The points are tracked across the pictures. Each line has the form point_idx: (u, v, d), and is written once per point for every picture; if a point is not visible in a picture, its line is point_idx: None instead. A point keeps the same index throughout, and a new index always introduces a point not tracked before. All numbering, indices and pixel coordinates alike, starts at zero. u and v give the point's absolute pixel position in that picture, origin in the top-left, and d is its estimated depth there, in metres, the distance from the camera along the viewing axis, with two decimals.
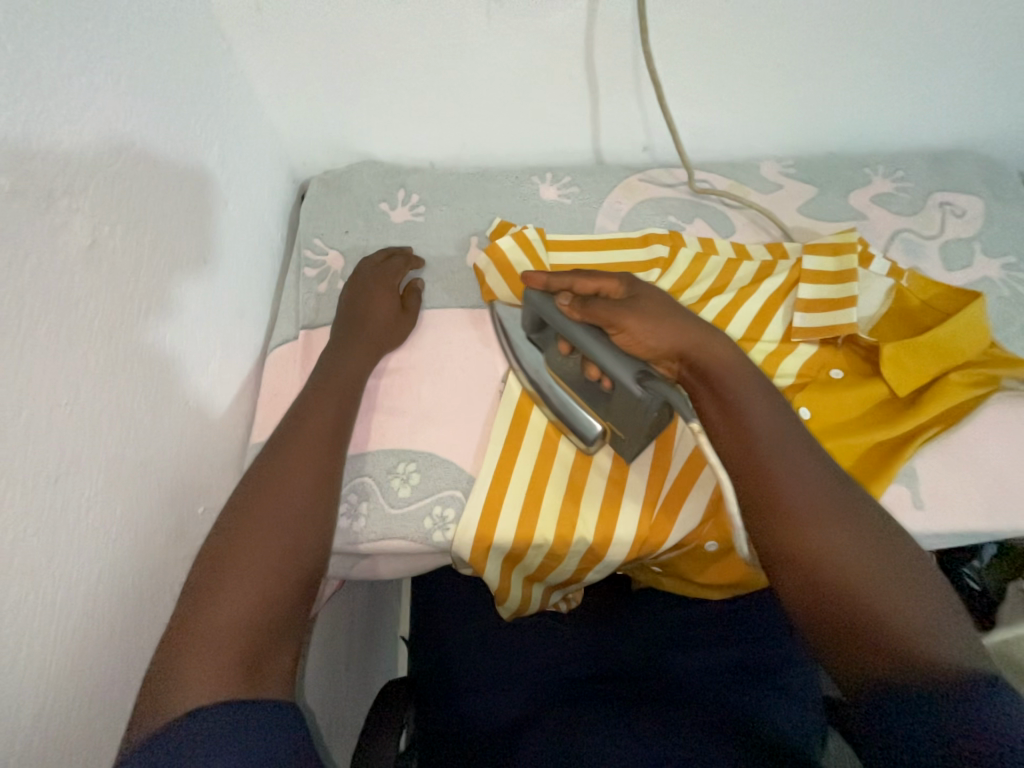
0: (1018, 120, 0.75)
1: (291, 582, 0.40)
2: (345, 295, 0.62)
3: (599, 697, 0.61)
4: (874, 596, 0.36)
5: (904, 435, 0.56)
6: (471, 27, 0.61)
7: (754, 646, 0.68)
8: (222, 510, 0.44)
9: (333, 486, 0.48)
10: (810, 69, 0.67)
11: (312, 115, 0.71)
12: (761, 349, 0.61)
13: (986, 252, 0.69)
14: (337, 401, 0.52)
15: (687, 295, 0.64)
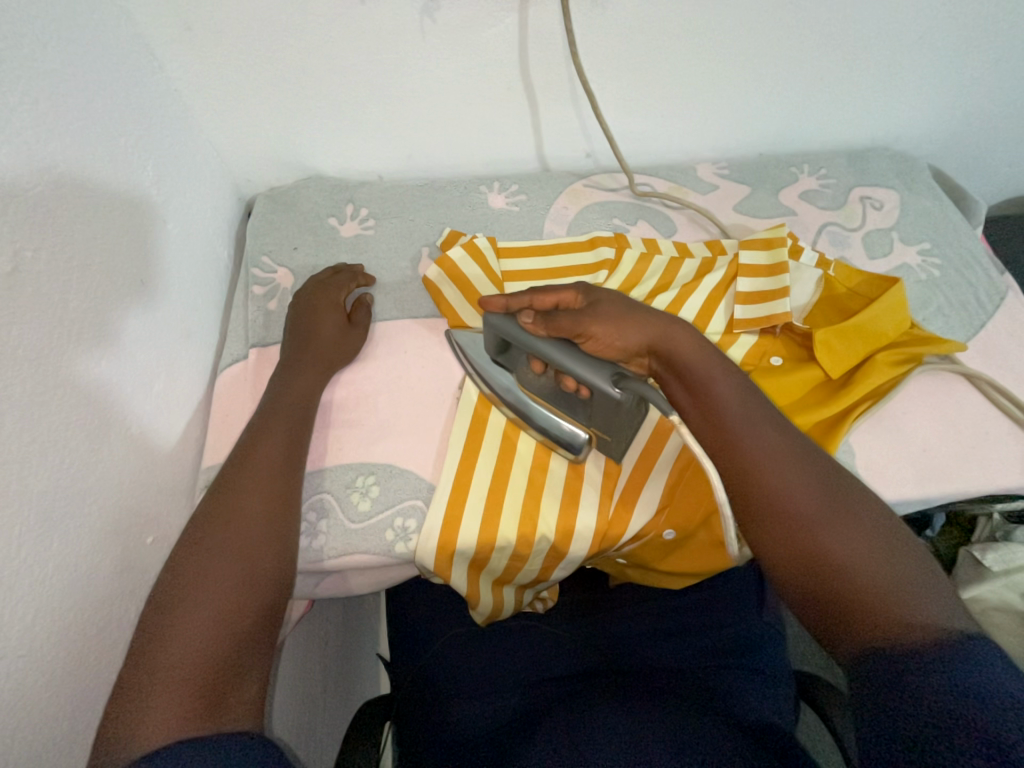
0: (924, 118, 0.81)
1: (255, 603, 0.40)
2: (293, 313, 0.61)
3: (576, 696, 0.62)
4: (858, 570, 0.37)
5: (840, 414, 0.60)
6: (408, 41, 0.62)
7: (724, 630, 0.70)
8: (175, 545, 0.42)
9: (292, 505, 0.48)
10: (734, 77, 0.71)
11: (252, 132, 0.70)
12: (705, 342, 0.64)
13: (904, 240, 0.74)
14: (289, 422, 0.52)
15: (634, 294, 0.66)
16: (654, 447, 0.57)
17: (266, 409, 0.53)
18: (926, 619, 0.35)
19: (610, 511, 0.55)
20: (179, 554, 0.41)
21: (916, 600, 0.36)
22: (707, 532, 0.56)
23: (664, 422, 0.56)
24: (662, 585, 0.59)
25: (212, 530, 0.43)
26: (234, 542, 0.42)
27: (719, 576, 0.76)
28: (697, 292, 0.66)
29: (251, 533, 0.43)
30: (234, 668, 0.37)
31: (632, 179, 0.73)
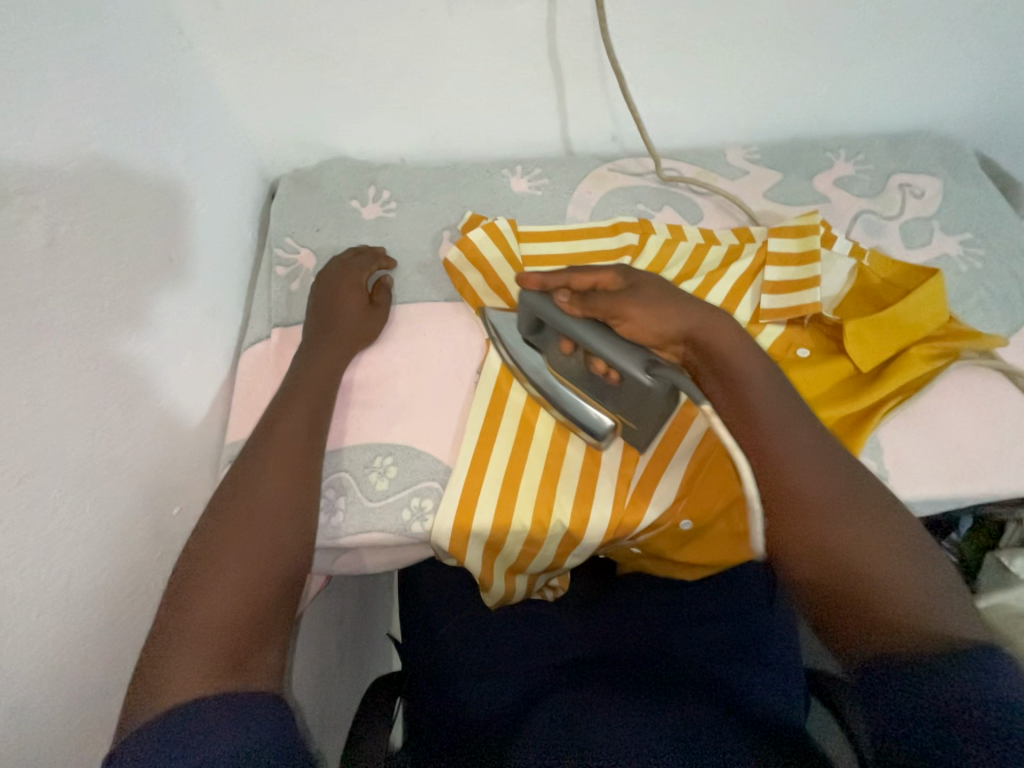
0: (972, 100, 0.77)
1: (279, 571, 0.41)
2: (315, 293, 0.62)
3: (585, 682, 0.62)
4: (878, 574, 0.37)
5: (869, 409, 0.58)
6: (433, 18, 0.61)
7: (738, 622, 0.69)
8: (202, 515, 0.43)
9: (314, 479, 0.48)
10: (771, 55, 0.68)
11: (277, 112, 0.70)
12: None
13: (945, 229, 0.71)
14: (312, 399, 0.53)
15: None
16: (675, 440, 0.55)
17: (290, 386, 0.54)
18: (947, 629, 0.34)
19: (626, 499, 0.54)
20: (210, 520, 0.43)
21: (938, 606, 0.35)
22: (725, 525, 0.55)
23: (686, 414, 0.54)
24: (678, 577, 0.58)
25: (240, 500, 0.44)
26: (259, 511, 0.43)
27: (735, 569, 0.74)
28: (723, 280, 0.64)
29: (274, 502, 0.44)
30: (257, 631, 0.38)
31: (660, 163, 0.71)
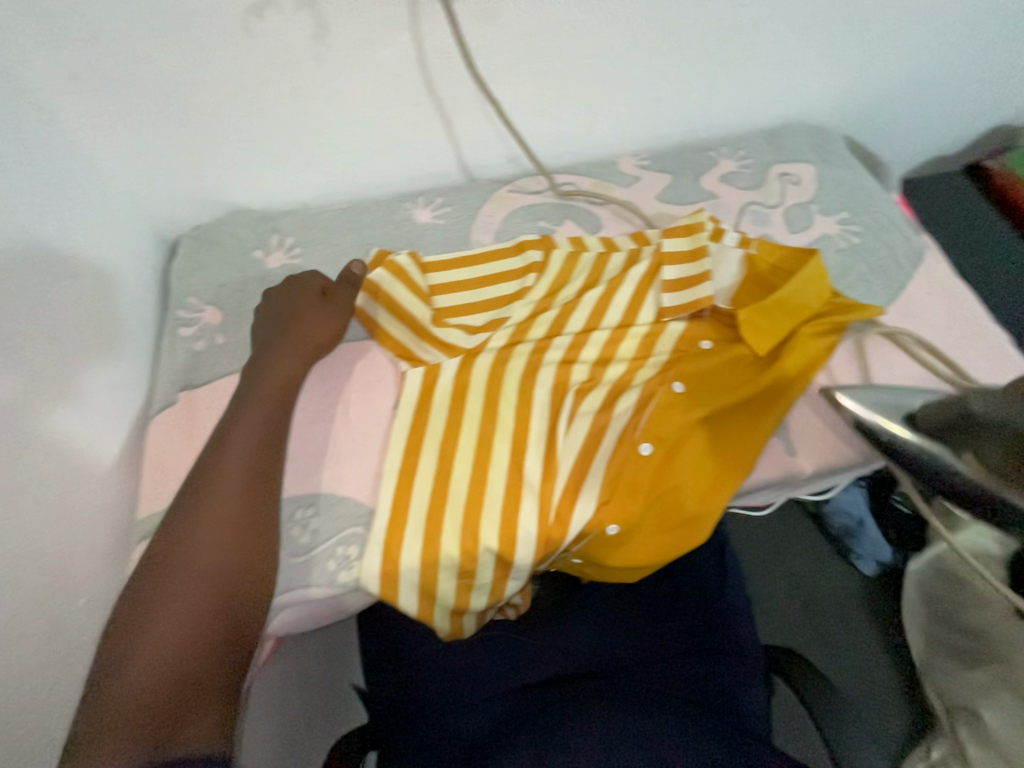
0: (833, 93, 0.83)
1: (232, 609, 0.42)
2: (265, 308, 0.63)
3: (561, 699, 0.63)
4: None
5: (774, 390, 0.60)
6: (306, 70, 0.61)
7: (697, 615, 0.75)
8: (154, 544, 0.45)
9: (266, 512, 0.48)
10: (644, 71, 0.72)
11: (164, 172, 0.68)
12: (635, 333, 0.64)
13: (823, 211, 0.76)
14: (258, 429, 0.52)
15: (563, 294, 0.66)
16: (591, 449, 0.58)
17: (233, 416, 0.53)
18: None
19: (549, 515, 0.54)
20: (153, 574, 0.43)
21: None
22: (651, 523, 0.56)
23: (598, 421, 0.59)
24: (619, 581, 0.58)
25: (181, 549, 0.44)
26: (200, 561, 0.44)
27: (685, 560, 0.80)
28: (625, 285, 0.66)
29: (216, 547, 0.44)
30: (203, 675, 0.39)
31: (552, 180, 0.74)
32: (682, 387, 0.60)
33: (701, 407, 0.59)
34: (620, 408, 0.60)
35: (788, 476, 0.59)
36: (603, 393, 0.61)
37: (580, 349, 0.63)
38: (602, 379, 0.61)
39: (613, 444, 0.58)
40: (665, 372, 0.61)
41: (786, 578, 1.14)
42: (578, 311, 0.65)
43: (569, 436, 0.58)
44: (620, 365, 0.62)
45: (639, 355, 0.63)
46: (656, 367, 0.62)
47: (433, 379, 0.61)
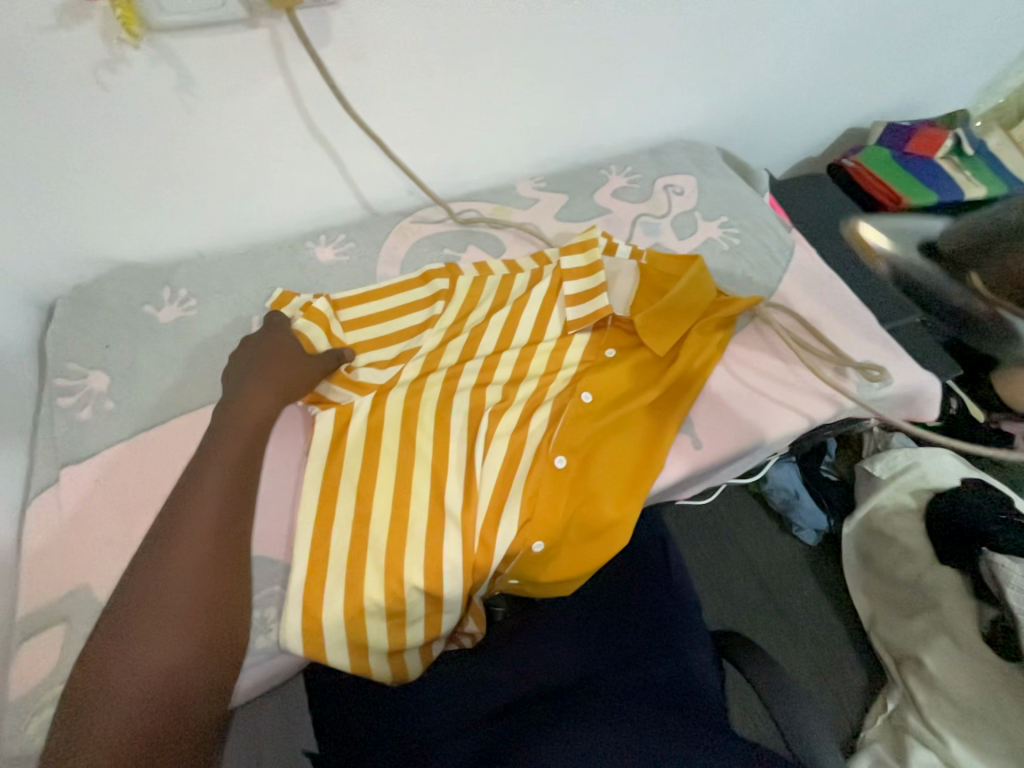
0: (703, 110, 0.91)
1: (200, 666, 0.41)
2: (241, 349, 0.61)
3: (530, 711, 0.62)
4: None
5: (677, 388, 0.64)
6: (174, 120, 0.59)
7: (652, 610, 0.77)
8: (120, 591, 0.43)
9: (239, 564, 0.47)
10: (525, 100, 0.75)
11: (28, 237, 0.63)
12: (544, 350, 0.66)
13: (706, 217, 0.82)
14: (230, 474, 0.50)
15: (472, 318, 0.67)
16: (510, 468, 0.58)
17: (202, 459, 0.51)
18: None
19: (473, 541, 0.54)
20: (118, 630, 0.41)
21: None
22: (574, 534, 0.57)
23: (514, 441, 0.60)
24: (554, 595, 0.58)
25: (148, 605, 0.42)
26: (168, 619, 0.41)
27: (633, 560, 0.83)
28: (529, 304, 0.68)
29: (187, 603, 0.42)
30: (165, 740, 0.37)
31: (450, 208, 0.75)
32: (590, 397, 0.63)
33: (610, 414, 0.62)
34: (535, 424, 0.61)
35: (698, 468, 0.62)
36: (517, 411, 0.62)
37: (491, 371, 0.64)
38: (515, 398, 0.62)
39: (530, 460, 0.59)
40: (574, 384, 0.64)
41: (742, 562, 1.17)
42: (486, 334, 0.66)
43: (487, 459, 0.58)
44: (531, 382, 0.64)
45: (548, 370, 0.65)
46: (566, 380, 0.64)
47: (344, 420, 0.60)
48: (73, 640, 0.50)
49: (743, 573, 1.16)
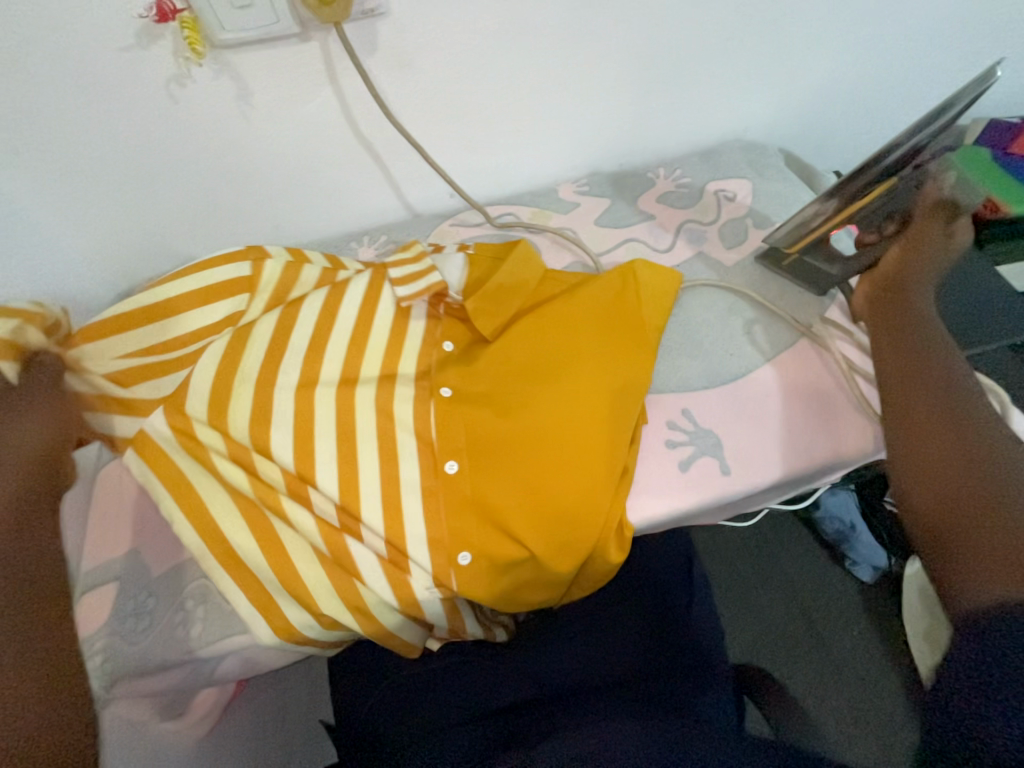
0: (767, 108, 0.85)
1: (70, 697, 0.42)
2: None
3: (532, 723, 0.63)
4: (987, 520, 0.40)
5: (557, 386, 0.60)
6: (235, 126, 0.63)
7: (666, 624, 0.74)
8: None
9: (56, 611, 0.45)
10: (571, 103, 0.74)
11: (112, 232, 0.70)
12: (377, 344, 0.65)
13: (758, 226, 0.78)
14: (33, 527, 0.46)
15: (287, 326, 0.64)
16: (394, 475, 0.59)
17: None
18: None
19: (408, 558, 0.56)
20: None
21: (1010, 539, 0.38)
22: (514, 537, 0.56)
23: (387, 450, 0.60)
24: (531, 597, 0.59)
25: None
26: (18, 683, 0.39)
27: (652, 570, 0.81)
28: (346, 294, 0.66)
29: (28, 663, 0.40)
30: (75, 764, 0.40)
31: (488, 213, 0.76)
32: (450, 392, 0.62)
33: (486, 413, 0.60)
34: (403, 431, 0.61)
35: (723, 495, 0.60)
36: (371, 419, 0.61)
37: (322, 379, 0.63)
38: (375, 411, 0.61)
39: (423, 470, 0.59)
40: (430, 382, 0.64)
41: (784, 590, 1.09)
42: (304, 341, 0.64)
43: (341, 471, 0.58)
44: (380, 386, 0.63)
45: (389, 376, 0.64)
46: (434, 372, 0.64)
47: (158, 452, 0.59)
48: (122, 597, 0.57)
49: (784, 605, 1.08)
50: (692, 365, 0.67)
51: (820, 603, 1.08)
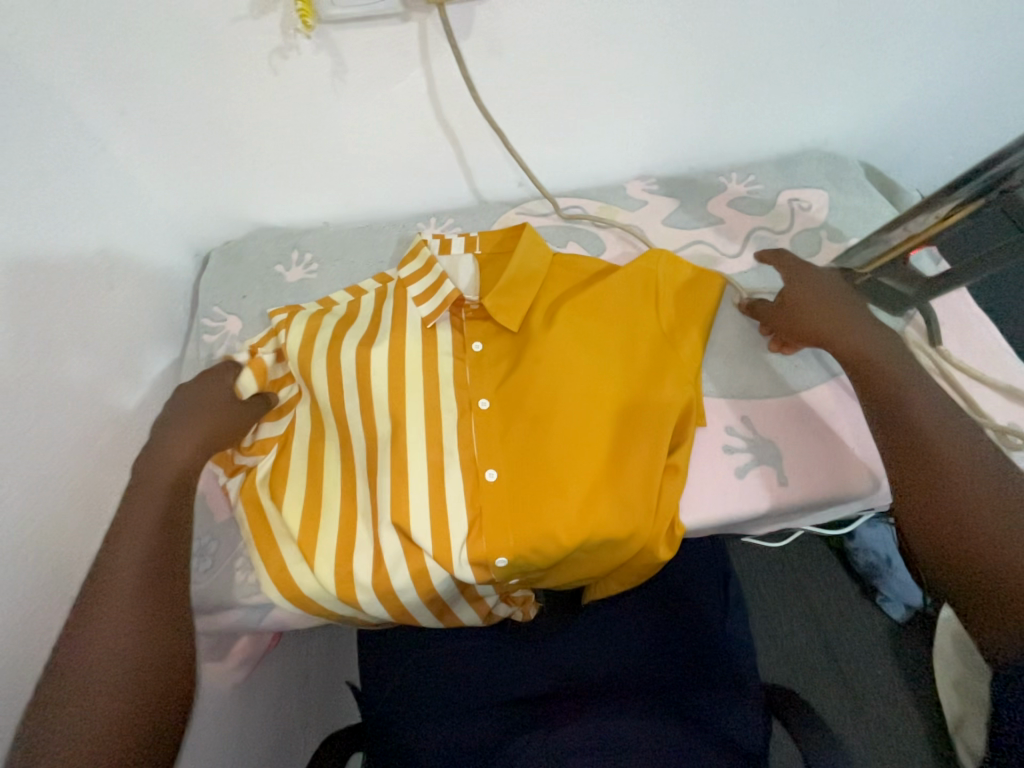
0: (852, 119, 0.82)
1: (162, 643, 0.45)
2: (171, 408, 0.59)
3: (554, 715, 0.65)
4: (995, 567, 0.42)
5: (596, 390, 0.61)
6: (326, 100, 0.65)
7: (701, 634, 0.73)
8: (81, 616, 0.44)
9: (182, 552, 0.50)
10: (651, 100, 0.73)
11: (198, 193, 0.74)
12: (411, 349, 0.66)
13: (832, 239, 0.76)
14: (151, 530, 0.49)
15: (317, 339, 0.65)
16: (440, 487, 0.59)
17: (128, 504, 0.51)
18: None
19: (455, 552, 0.57)
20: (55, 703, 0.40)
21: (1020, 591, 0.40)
22: (561, 528, 0.56)
23: (431, 458, 0.60)
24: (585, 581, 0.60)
25: (78, 682, 0.41)
26: (110, 632, 0.43)
27: (689, 575, 0.79)
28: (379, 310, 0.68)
29: (119, 650, 0.43)
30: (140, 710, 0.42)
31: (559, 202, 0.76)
32: (488, 403, 0.63)
33: (523, 428, 0.61)
34: (448, 443, 0.61)
35: (776, 507, 0.59)
36: (420, 431, 0.61)
37: (372, 396, 0.63)
38: (410, 418, 0.62)
39: (460, 467, 0.60)
40: (467, 393, 0.64)
41: (810, 615, 1.07)
42: (345, 356, 0.64)
43: (393, 487, 0.58)
44: (418, 388, 0.64)
45: (429, 390, 0.64)
46: (471, 371, 0.65)
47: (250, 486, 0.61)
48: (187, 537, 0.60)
49: (808, 632, 1.06)
50: (753, 373, 0.66)
51: (851, 635, 1.04)
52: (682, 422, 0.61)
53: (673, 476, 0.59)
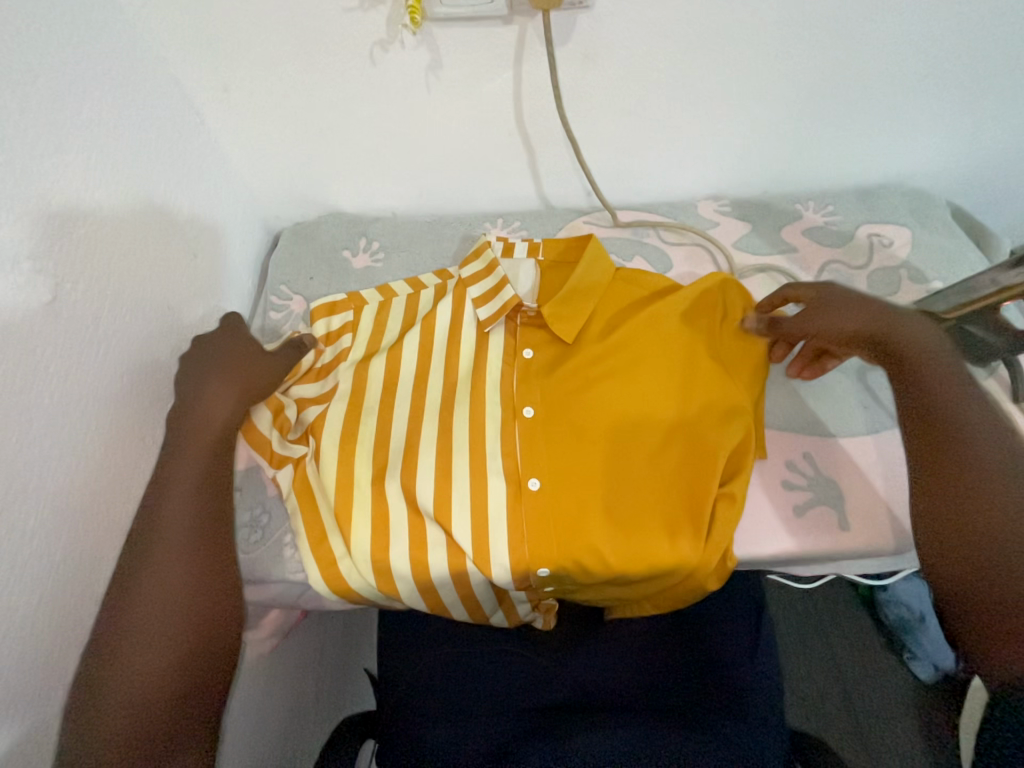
0: (944, 156, 0.79)
1: (204, 611, 0.46)
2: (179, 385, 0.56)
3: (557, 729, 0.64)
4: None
5: (648, 411, 0.61)
6: (415, 94, 0.66)
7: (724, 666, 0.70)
8: (116, 585, 0.45)
9: (220, 523, 0.50)
10: (736, 120, 0.72)
11: (280, 176, 0.77)
12: (466, 350, 0.67)
13: (912, 280, 0.73)
14: (188, 509, 0.49)
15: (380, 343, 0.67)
16: (482, 492, 0.59)
17: (163, 472, 0.50)
18: None
19: (494, 556, 0.57)
20: (96, 693, 0.41)
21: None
22: (607, 542, 0.55)
23: (475, 461, 0.60)
24: (620, 597, 0.59)
25: (121, 649, 0.42)
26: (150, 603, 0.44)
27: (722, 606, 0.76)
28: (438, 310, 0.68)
29: (162, 618, 0.44)
30: (186, 679, 0.43)
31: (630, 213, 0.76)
32: (533, 412, 0.62)
33: (568, 442, 0.60)
34: (491, 448, 0.61)
35: (831, 550, 0.57)
36: (466, 435, 0.62)
37: (424, 395, 0.64)
38: (460, 419, 0.62)
39: (501, 474, 0.60)
40: (514, 399, 0.63)
41: (837, 665, 1.02)
42: (408, 355, 0.66)
43: (438, 486, 0.58)
44: (470, 390, 0.64)
45: (477, 392, 0.64)
46: (522, 377, 0.65)
47: (302, 471, 0.62)
48: (240, 507, 0.62)
49: (827, 681, 1.01)
50: (819, 410, 0.64)
51: (880, 691, 1.00)
52: (740, 450, 0.59)
53: (728, 505, 0.56)
